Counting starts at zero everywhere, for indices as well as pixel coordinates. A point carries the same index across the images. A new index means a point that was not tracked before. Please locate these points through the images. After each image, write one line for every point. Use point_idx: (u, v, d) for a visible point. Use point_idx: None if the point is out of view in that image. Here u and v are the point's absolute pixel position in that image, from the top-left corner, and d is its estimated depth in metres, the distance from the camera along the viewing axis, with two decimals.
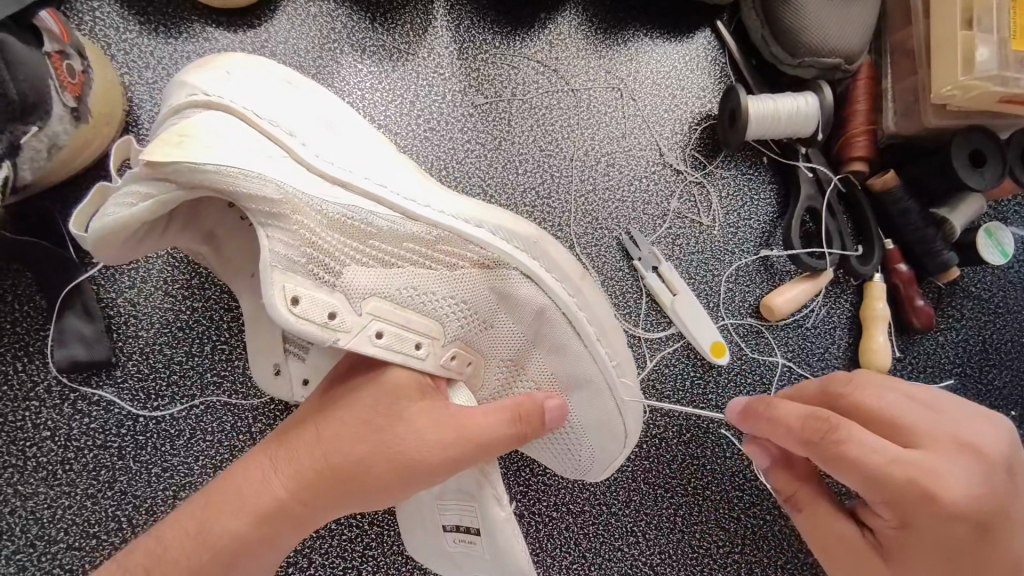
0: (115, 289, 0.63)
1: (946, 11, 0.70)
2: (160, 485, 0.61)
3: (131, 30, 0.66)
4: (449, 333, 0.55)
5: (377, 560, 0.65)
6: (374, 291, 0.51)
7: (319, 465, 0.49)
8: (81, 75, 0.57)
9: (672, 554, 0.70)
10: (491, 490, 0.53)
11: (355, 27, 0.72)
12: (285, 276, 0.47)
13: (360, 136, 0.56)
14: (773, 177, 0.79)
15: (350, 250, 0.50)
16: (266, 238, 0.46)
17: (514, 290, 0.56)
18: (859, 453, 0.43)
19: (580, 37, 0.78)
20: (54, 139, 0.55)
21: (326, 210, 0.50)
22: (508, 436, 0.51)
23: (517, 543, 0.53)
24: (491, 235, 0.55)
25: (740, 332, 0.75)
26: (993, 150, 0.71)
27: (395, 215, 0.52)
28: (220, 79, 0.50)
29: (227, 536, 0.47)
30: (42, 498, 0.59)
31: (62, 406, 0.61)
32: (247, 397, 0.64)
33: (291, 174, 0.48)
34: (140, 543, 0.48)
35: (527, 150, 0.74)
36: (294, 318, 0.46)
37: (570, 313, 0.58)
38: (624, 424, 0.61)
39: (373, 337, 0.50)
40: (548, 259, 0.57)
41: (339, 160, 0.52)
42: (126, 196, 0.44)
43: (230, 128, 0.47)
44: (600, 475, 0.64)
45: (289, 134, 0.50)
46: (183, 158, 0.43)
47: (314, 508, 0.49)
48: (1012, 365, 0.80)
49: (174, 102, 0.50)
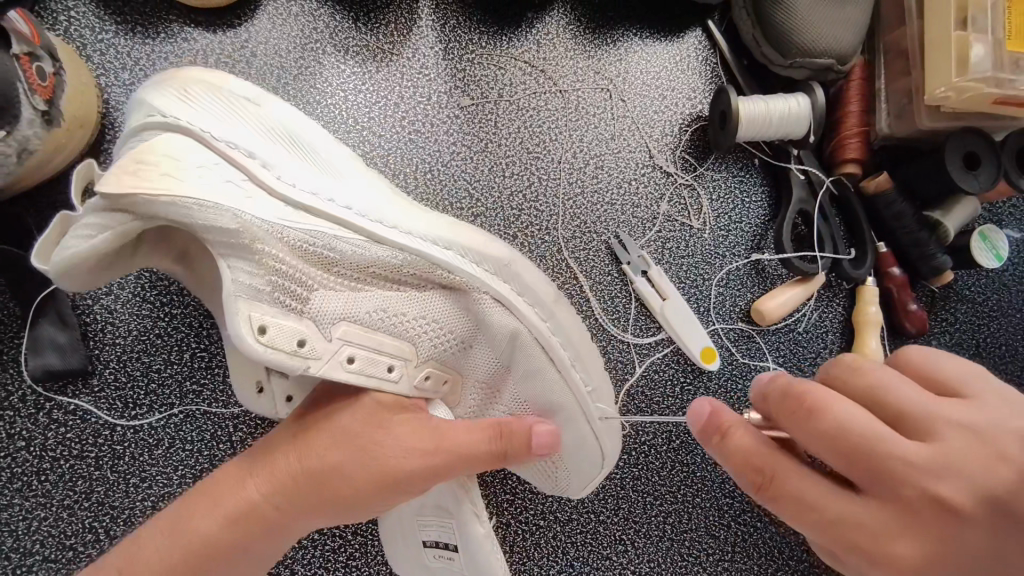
0: (91, 295, 0.62)
1: (940, 11, 0.69)
2: (139, 496, 0.60)
3: (108, 31, 0.65)
4: (422, 353, 0.53)
5: (361, 570, 0.64)
6: (343, 315, 0.49)
7: (296, 470, 0.48)
8: (53, 78, 0.55)
9: (661, 562, 0.69)
10: (469, 505, 0.53)
11: (338, 27, 0.70)
12: (250, 305, 0.44)
13: (325, 149, 0.53)
14: (765, 179, 0.78)
15: (319, 274, 0.49)
16: (227, 269, 0.44)
17: (484, 315, 0.54)
18: (796, 504, 0.41)
19: (569, 37, 0.76)
20: (24, 144, 0.53)
21: (285, 236, 0.47)
22: (488, 451, 0.49)
23: (496, 559, 0.53)
24: (459, 258, 0.53)
25: (731, 337, 0.74)
26: (988, 151, 0.70)
27: (359, 239, 0.50)
28: (182, 100, 0.48)
29: (201, 541, 0.46)
30: (18, 510, 0.58)
31: (37, 415, 0.59)
32: (227, 405, 0.62)
33: (250, 197, 0.46)
34: (116, 550, 0.47)
35: (514, 153, 0.73)
36: (261, 347, 0.44)
37: (543, 341, 0.56)
38: (601, 446, 0.59)
39: (344, 363, 0.48)
40: (519, 283, 0.55)
41: (301, 180, 0.49)
42: (83, 228, 0.42)
43: (187, 153, 0.45)
44: (579, 493, 0.63)
45: (249, 156, 0.47)
46: (138, 189, 0.41)
47: (292, 517, 0.48)
48: (1007, 369, 0.79)
49: (135, 124, 0.48)
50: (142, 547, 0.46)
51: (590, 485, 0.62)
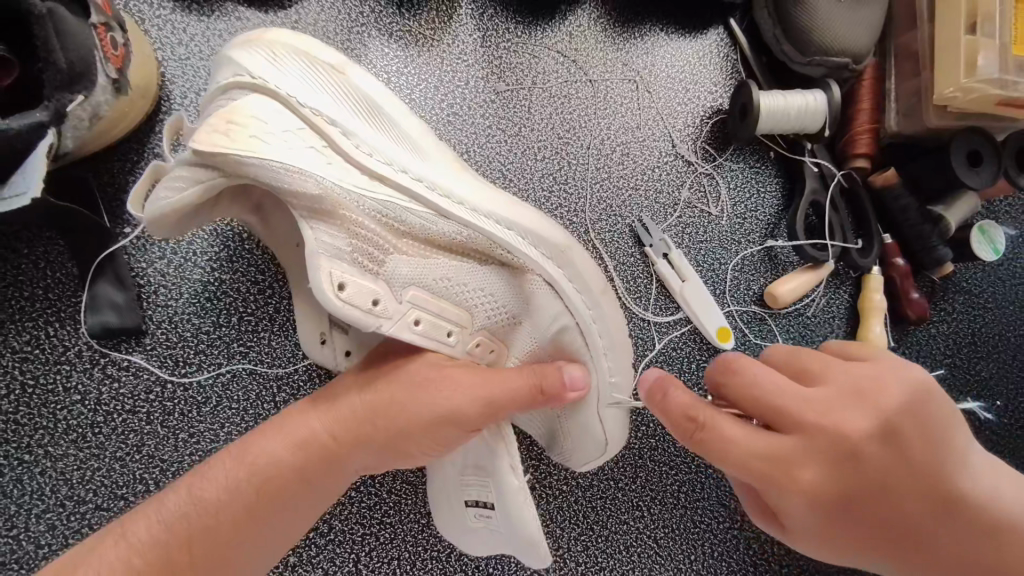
0: (145, 259, 0.65)
1: (950, 16, 0.73)
2: (187, 450, 0.63)
3: (166, 7, 0.68)
4: (477, 321, 0.57)
5: (395, 526, 0.67)
6: (414, 280, 0.53)
7: (357, 406, 0.52)
8: (123, 48, 0.58)
9: (676, 528, 0.73)
10: (506, 458, 0.56)
11: (382, 12, 0.74)
12: (331, 263, 0.48)
13: (402, 117, 0.56)
14: (779, 171, 0.82)
15: (392, 239, 0.52)
16: (310, 232, 0.48)
17: (532, 293, 0.58)
18: (721, 442, 0.48)
19: (599, 30, 0.80)
20: (96, 109, 0.56)
21: (362, 204, 0.50)
22: (523, 387, 0.53)
23: (527, 510, 0.55)
24: (518, 240, 0.56)
25: (744, 319, 0.78)
26: (989, 150, 0.75)
27: (428, 212, 0.53)
28: (267, 60, 0.50)
29: (273, 466, 0.50)
30: (72, 460, 0.61)
31: (92, 370, 0.62)
32: (271, 366, 0.66)
33: (328, 163, 0.50)
34: (174, 486, 0.49)
35: (545, 137, 0.77)
36: (339, 303, 0.47)
37: (583, 324, 0.59)
38: (604, 432, 0.62)
39: (412, 325, 0.52)
40: (572, 269, 0.58)
41: (378, 150, 0.52)
42: (174, 180, 0.46)
43: (275, 115, 0.48)
44: (581, 467, 0.66)
45: (330, 123, 0.50)
46: (228, 149, 0.45)
47: (351, 449, 0.52)
48: (999, 357, 0.84)
49: (222, 80, 0.51)
50: (210, 469, 0.49)
51: (590, 462, 0.65)
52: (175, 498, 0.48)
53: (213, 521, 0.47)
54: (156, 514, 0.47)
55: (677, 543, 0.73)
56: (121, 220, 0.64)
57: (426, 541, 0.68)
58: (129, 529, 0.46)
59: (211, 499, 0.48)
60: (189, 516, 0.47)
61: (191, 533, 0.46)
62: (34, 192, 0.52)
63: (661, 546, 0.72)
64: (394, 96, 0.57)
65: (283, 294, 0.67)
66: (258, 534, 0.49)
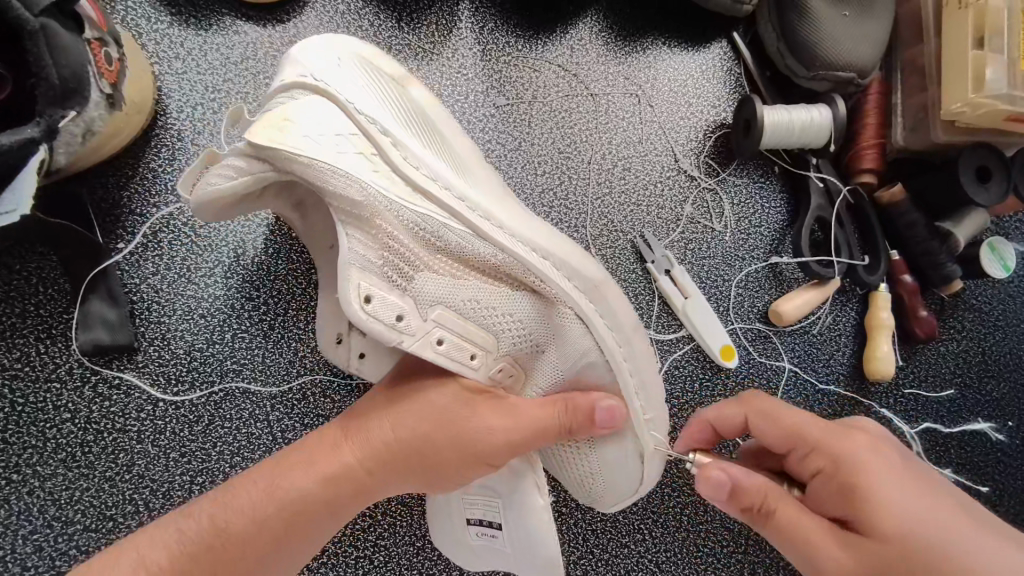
0: (138, 276, 0.64)
1: (957, 31, 0.72)
2: (178, 470, 0.62)
3: (164, 21, 0.67)
4: (502, 346, 0.54)
5: (390, 549, 0.66)
6: (441, 299, 0.51)
7: (387, 442, 0.50)
8: (117, 63, 0.58)
9: (677, 552, 0.71)
10: (531, 477, 0.55)
11: (381, 26, 0.73)
12: (361, 275, 0.47)
13: (455, 137, 0.56)
14: (784, 186, 0.81)
15: (424, 255, 0.50)
16: (346, 237, 0.47)
17: (563, 326, 0.55)
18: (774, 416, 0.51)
19: (601, 44, 0.79)
20: (89, 124, 0.55)
21: (401, 215, 0.49)
22: (552, 426, 0.52)
23: (549, 539, 0.54)
24: (553, 270, 0.53)
25: (749, 337, 0.76)
26: (998, 166, 0.73)
27: (466, 231, 0.51)
28: (331, 62, 0.51)
29: (300, 498, 0.48)
30: (60, 480, 0.60)
31: (82, 388, 0.61)
32: (264, 385, 0.65)
33: (374, 170, 0.49)
34: (197, 511, 0.47)
35: (546, 152, 0.76)
36: (364, 315, 0.46)
37: (614, 363, 0.55)
38: (640, 470, 0.58)
39: (434, 344, 0.50)
40: (606, 307, 0.55)
41: (426, 165, 0.51)
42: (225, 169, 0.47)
43: (325, 115, 0.48)
44: (607, 508, 0.63)
45: (382, 133, 0.50)
46: (280, 147, 0.45)
47: (380, 479, 0.51)
48: (1011, 377, 0.82)
49: (285, 80, 0.51)
50: (236, 497, 0.48)
51: (619, 503, 0.61)
52: (197, 526, 0.46)
53: (236, 555, 0.46)
54: (176, 543, 0.45)
55: (678, 568, 0.71)
56: (114, 237, 0.63)
57: (422, 564, 0.66)
58: (145, 555, 0.45)
59: (238, 530, 0.46)
60: (213, 547, 0.45)
61: (216, 562, 0.45)
62: (24, 210, 0.49)
63: (663, 570, 0.71)
64: (452, 118, 0.57)
65: (277, 312, 0.66)
66: (283, 559, 0.49)
